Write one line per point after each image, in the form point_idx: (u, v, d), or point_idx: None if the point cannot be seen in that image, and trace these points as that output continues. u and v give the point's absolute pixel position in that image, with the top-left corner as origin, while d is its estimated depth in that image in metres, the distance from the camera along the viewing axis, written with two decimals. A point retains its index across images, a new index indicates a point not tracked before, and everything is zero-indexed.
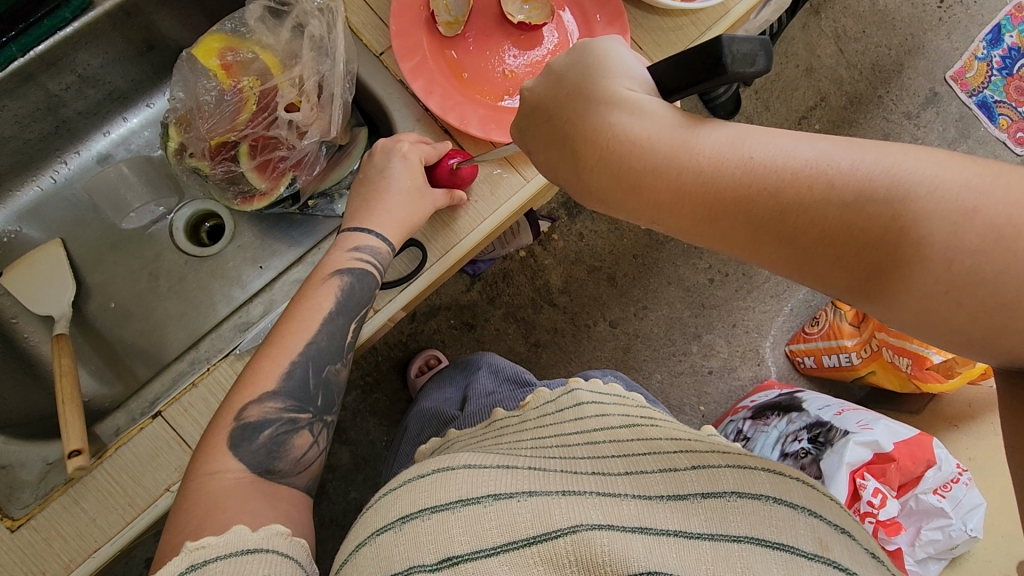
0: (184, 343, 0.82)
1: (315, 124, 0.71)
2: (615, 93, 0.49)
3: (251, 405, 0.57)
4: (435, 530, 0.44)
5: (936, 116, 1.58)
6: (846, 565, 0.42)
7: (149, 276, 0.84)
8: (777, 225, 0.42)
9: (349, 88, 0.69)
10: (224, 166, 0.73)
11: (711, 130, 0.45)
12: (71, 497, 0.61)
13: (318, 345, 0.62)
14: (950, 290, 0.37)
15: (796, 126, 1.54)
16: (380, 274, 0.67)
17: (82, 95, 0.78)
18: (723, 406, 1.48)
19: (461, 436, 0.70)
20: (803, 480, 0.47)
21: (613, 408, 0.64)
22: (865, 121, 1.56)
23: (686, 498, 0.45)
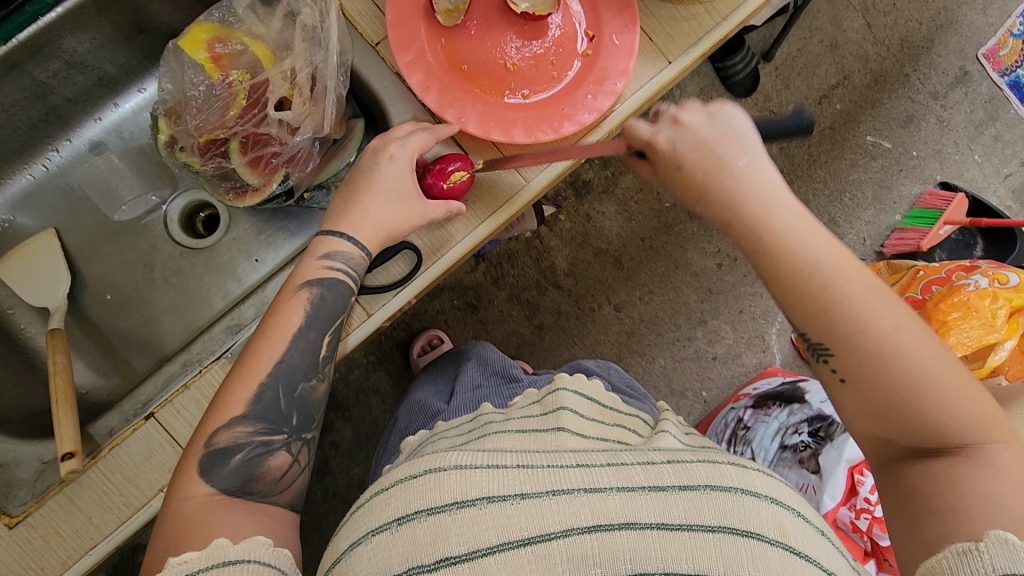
0: (180, 335, 0.81)
1: (307, 120, 0.68)
2: (749, 161, 0.55)
3: (219, 431, 0.56)
4: (431, 533, 0.41)
5: (965, 96, 1.50)
6: (801, 549, 0.43)
7: (145, 267, 0.83)
8: (835, 306, 0.50)
9: (344, 81, 0.67)
10: (215, 161, 0.70)
11: (810, 224, 0.53)
12: (66, 496, 0.62)
13: (289, 362, 0.60)
14: (906, 416, 0.47)
15: (817, 106, 1.47)
16: (356, 281, 0.65)
17: (71, 81, 0.76)
18: (725, 393, 1.46)
19: (445, 433, 0.66)
20: (766, 472, 0.48)
21: (591, 424, 0.59)
22: (889, 101, 1.49)
23: (665, 489, 0.44)
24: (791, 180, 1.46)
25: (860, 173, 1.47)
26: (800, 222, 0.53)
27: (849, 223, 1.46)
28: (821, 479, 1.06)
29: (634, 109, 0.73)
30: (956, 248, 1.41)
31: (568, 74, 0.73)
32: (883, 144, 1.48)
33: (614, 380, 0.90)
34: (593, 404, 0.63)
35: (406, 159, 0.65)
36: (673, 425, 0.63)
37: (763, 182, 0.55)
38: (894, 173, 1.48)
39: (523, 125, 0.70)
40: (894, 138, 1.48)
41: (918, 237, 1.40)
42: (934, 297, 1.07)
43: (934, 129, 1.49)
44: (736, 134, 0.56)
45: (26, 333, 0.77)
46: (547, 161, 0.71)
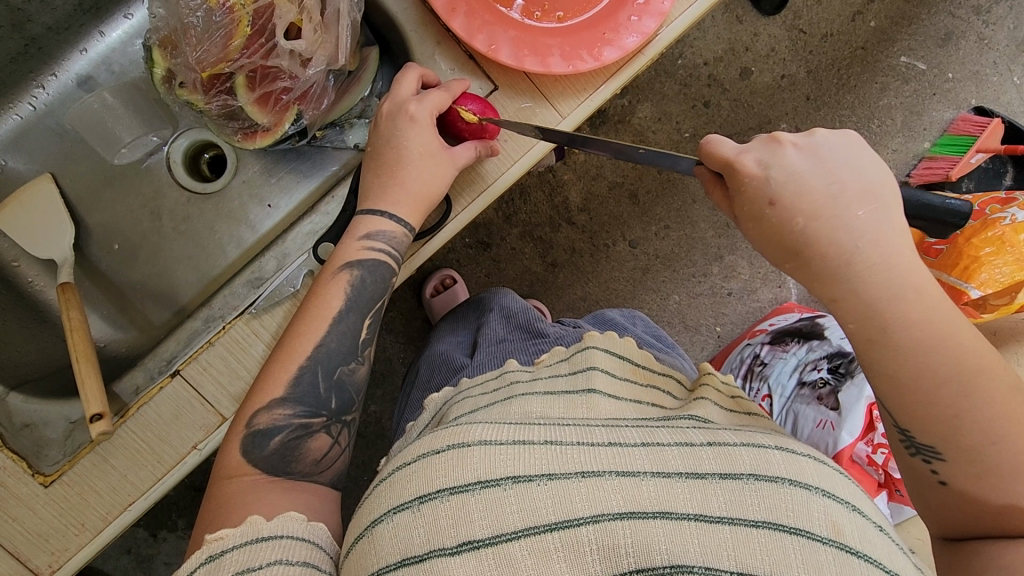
0: (195, 286, 0.77)
1: (320, 49, 0.60)
2: (833, 196, 0.49)
3: (260, 412, 0.55)
4: (454, 514, 0.40)
5: (1010, 11, 1.36)
6: (859, 549, 0.39)
7: (152, 215, 0.78)
8: (915, 377, 0.46)
9: (358, 3, 0.60)
10: (221, 99, 0.64)
11: (893, 279, 0.47)
12: (99, 454, 0.61)
13: (328, 348, 0.58)
14: (990, 495, 0.45)
15: (849, 24, 1.34)
16: (397, 260, 0.62)
17: (49, 7, 0.69)
18: (739, 327, 1.41)
19: (470, 392, 0.63)
20: (818, 458, 0.44)
21: (625, 387, 0.57)
22: (927, 16, 1.36)
23: (704, 477, 0.41)
24: (818, 106, 1.35)
25: (891, 98, 1.36)
26: (894, 269, 0.47)
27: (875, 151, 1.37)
28: (838, 415, 0.98)
29: (681, 32, 0.66)
30: (985, 177, 1.28)
31: None
32: (918, 66, 1.36)
33: (642, 333, 0.87)
34: (626, 363, 0.60)
35: (428, 120, 0.59)
36: (713, 392, 0.58)
37: (844, 227, 0.48)
38: (927, 97, 1.37)
39: (559, 53, 0.63)
40: (929, 59, 1.36)
41: (948, 165, 1.32)
42: (964, 231, 1.00)
43: (974, 48, 1.37)
44: (837, 171, 0.50)
45: (35, 286, 0.74)
46: (585, 93, 0.65)
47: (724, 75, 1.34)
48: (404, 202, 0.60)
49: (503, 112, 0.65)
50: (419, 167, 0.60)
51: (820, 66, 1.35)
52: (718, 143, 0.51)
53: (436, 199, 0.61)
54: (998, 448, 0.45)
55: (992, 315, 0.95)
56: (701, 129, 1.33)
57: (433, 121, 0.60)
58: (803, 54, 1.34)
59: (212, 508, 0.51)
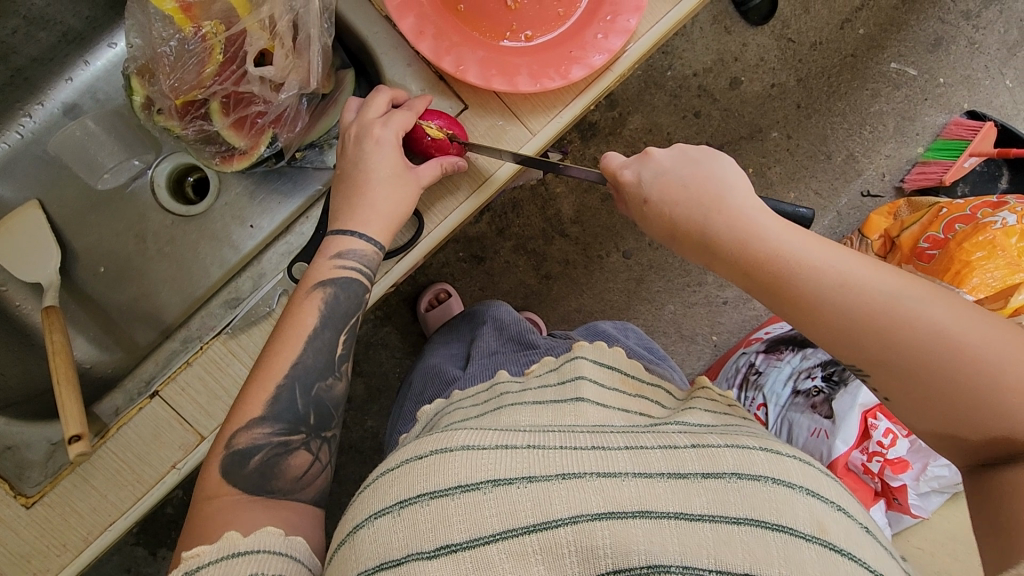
0: (180, 306, 0.78)
1: (291, 74, 0.62)
2: (694, 178, 0.56)
3: (239, 432, 0.56)
4: (432, 518, 0.40)
5: (1000, 15, 1.37)
6: (843, 547, 0.39)
7: (137, 237, 0.80)
8: (804, 317, 0.50)
9: (327, 29, 0.62)
10: (196, 125, 0.66)
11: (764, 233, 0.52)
12: (79, 475, 0.62)
13: (305, 363, 0.59)
14: (949, 394, 0.45)
15: (838, 32, 1.35)
16: (370, 278, 0.63)
17: (33, 39, 0.71)
18: (736, 336, 1.41)
19: (462, 403, 0.63)
20: (803, 459, 0.44)
21: (617, 396, 0.57)
22: (916, 23, 1.36)
23: (687, 477, 0.41)
24: (808, 114, 1.36)
25: (882, 104, 1.37)
26: (768, 228, 0.52)
27: (868, 157, 1.37)
28: (831, 424, 0.96)
29: (648, 48, 0.67)
30: (980, 180, 1.31)
31: (575, 10, 0.66)
32: (908, 71, 1.37)
33: (634, 344, 0.86)
34: (617, 372, 0.60)
35: (393, 140, 0.61)
36: (707, 402, 0.58)
37: (712, 201, 0.54)
38: (918, 102, 1.37)
39: (527, 71, 0.64)
40: (920, 64, 1.37)
41: (941, 170, 1.31)
42: (956, 237, 1.00)
43: (964, 53, 1.37)
44: (696, 159, 0.57)
45: (22, 310, 0.75)
46: (555, 110, 0.66)
47: (713, 85, 1.35)
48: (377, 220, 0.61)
49: (474, 130, 0.66)
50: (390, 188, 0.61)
51: (810, 74, 1.36)
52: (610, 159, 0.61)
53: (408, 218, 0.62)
54: (924, 349, 0.45)
55: None
56: (692, 139, 1.34)
57: (399, 141, 0.61)
58: (793, 63, 1.35)
59: (193, 529, 0.51)
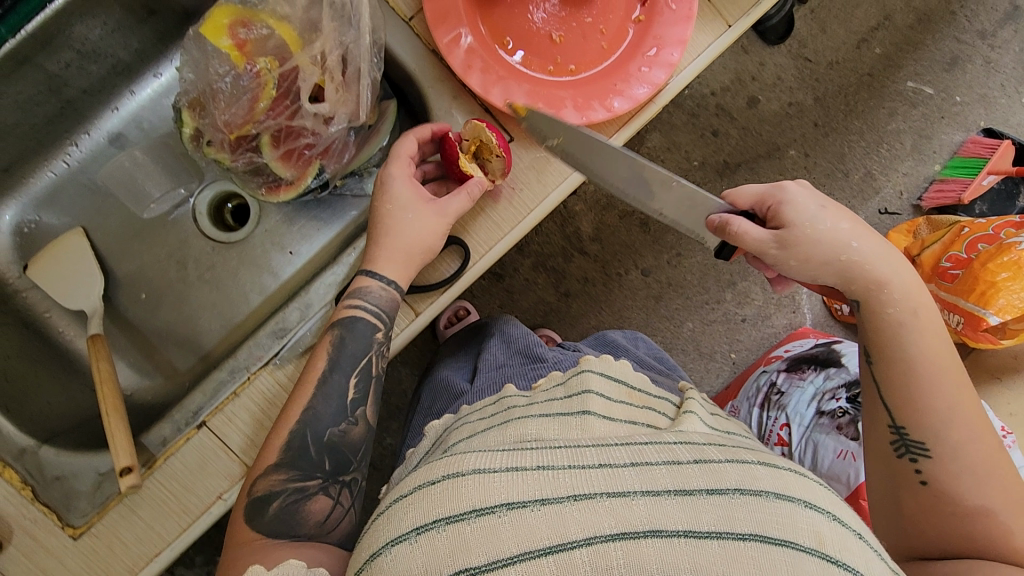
0: (219, 331, 0.79)
1: (341, 108, 0.64)
2: (865, 242, 0.59)
3: (257, 480, 0.57)
4: (450, 544, 0.39)
5: (1015, 35, 1.38)
6: (840, 558, 0.38)
7: (177, 264, 0.80)
8: (929, 381, 0.56)
9: (378, 64, 0.63)
10: (247, 155, 0.67)
11: (919, 315, 0.58)
12: (127, 505, 0.62)
13: (315, 410, 0.60)
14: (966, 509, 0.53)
15: (854, 51, 1.36)
16: (385, 320, 0.63)
17: (85, 71, 0.71)
18: (755, 354, 1.40)
19: (471, 417, 0.63)
20: (799, 474, 0.44)
21: (621, 409, 0.56)
22: (932, 42, 1.37)
23: (693, 492, 0.40)
24: (826, 132, 1.36)
25: (900, 122, 1.37)
26: (923, 313, 0.58)
27: (886, 175, 1.37)
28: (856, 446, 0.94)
29: (691, 79, 0.67)
30: (999, 199, 1.29)
31: (619, 43, 0.67)
32: (925, 90, 1.38)
33: (643, 354, 0.87)
34: (621, 386, 0.60)
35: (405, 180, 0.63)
36: (699, 404, 0.60)
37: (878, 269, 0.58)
38: (936, 121, 1.37)
39: (572, 104, 0.64)
40: (937, 83, 1.38)
41: (959, 189, 1.31)
42: (981, 257, 1.00)
43: (980, 72, 1.38)
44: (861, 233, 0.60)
45: (66, 336, 0.77)
46: (599, 141, 0.66)
47: (731, 104, 1.35)
48: (395, 265, 0.62)
49: (519, 161, 0.66)
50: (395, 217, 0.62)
51: (828, 93, 1.36)
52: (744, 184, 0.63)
53: (431, 249, 0.63)
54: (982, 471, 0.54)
55: (1011, 342, 0.95)
56: (711, 158, 1.35)
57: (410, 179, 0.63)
58: (811, 82, 1.36)
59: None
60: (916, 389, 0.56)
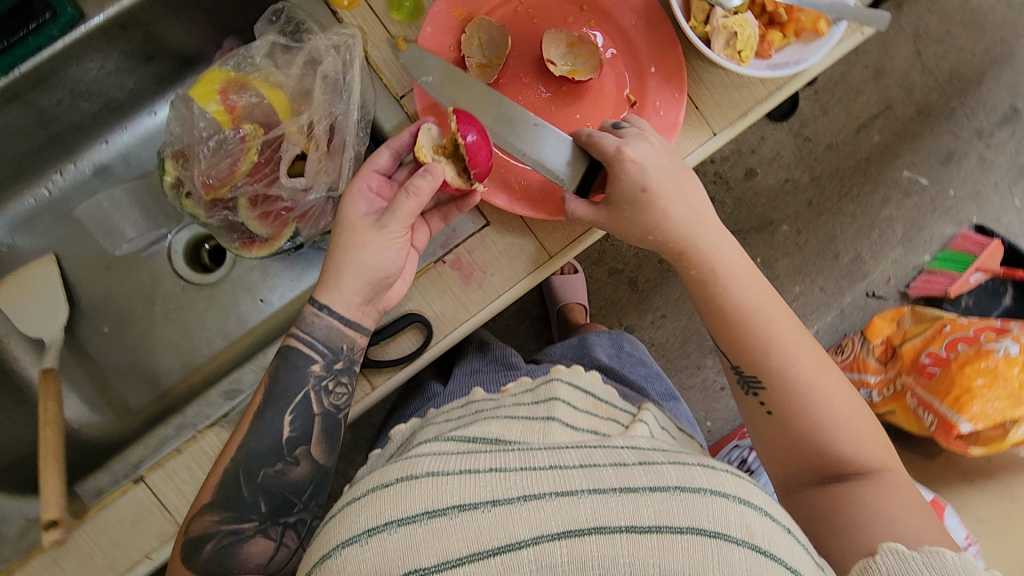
0: (181, 369, 0.79)
1: (320, 176, 0.64)
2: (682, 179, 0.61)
3: (193, 519, 0.56)
4: (400, 546, 0.38)
5: (1012, 136, 1.39)
6: (767, 549, 0.38)
7: (146, 299, 0.80)
8: (743, 329, 0.59)
9: (363, 138, 0.64)
10: (222, 214, 0.66)
11: (728, 260, 0.61)
12: (49, 557, 0.60)
13: (250, 447, 0.58)
14: (818, 438, 0.55)
15: (853, 137, 1.37)
16: (324, 355, 0.60)
17: (77, 108, 0.71)
18: (729, 424, 1.39)
19: (435, 420, 0.60)
20: (735, 471, 0.42)
21: (586, 416, 0.53)
22: (932, 136, 1.38)
23: (636, 490, 0.38)
24: (820, 212, 1.37)
25: (892, 210, 1.38)
26: (734, 261, 0.61)
27: (875, 260, 1.38)
28: None
29: None
30: (984, 295, 1.31)
31: None
32: (919, 181, 1.39)
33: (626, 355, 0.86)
34: (589, 396, 0.57)
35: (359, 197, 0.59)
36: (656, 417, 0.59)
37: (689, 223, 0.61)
38: (928, 212, 1.39)
39: (549, 199, 0.65)
40: (932, 176, 1.39)
41: (947, 281, 1.33)
42: (958, 357, 0.99)
43: (975, 169, 1.39)
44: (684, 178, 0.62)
45: None
46: (573, 236, 0.67)
47: (729, 174, 1.36)
48: (338, 296, 0.59)
49: (491, 248, 0.66)
50: (340, 237, 0.59)
51: (824, 173, 1.38)
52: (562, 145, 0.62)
53: (383, 271, 0.59)
54: (817, 394, 0.56)
55: (983, 450, 0.93)
56: None
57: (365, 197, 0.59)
58: (809, 160, 1.37)
59: None
60: (742, 343, 0.59)
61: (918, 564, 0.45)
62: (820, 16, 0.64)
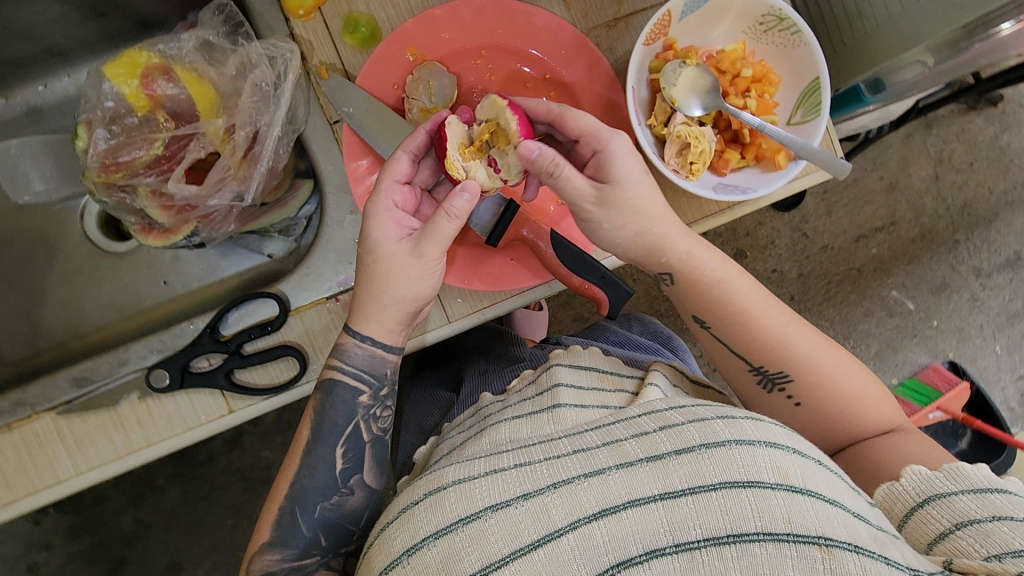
0: (61, 333, 0.76)
1: (229, 181, 0.61)
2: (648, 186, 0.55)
3: (254, 559, 0.54)
4: (442, 557, 0.39)
5: (1010, 282, 1.20)
6: (804, 486, 0.38)
7: (46, 253, 0.77)
8: (743, 316, 0.55)
9: (281, 155, 0.62)
10: (118, 196, 0.61)
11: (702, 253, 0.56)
12: None
13: (304, 485, 0.56)
14: (835, 405, 0.53)
15: (851, 244, 1.18)
16: (374, 386, 0.58)
17: (11, 46, 0.68)
18: None
19: (450, 434, 0.56)
20: (754, 417, 0.42)
21: (597, 388, 0.52)
22: (928, 262, 1.19)
23: (662, 457, 0.40)
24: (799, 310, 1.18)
25: (872, 325, 1.19)
26: (711, 255, 0.56)
27: None
28: None
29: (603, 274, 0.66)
30: (941, 434, 1.17)
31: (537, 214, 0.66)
32: (907, 304, 1.19)
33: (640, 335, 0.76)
34: (596, 371, 0.54)
35: (392, 215, 0.55)
36: (668, 367, 0.56)
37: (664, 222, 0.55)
38: (906, 337, 1.20)
39: (461, 266, 0.63)
40: (921, 301, 1.19)
41: (906, 412, 1.16)
42: None
43: (964, 306, 1.20)
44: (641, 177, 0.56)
45: None
46: (479, 307, 0.65)
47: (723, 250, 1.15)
48: (376, 323, 0.56)
49: None
50: (378, 267, 0.54)
51: (813, 273, 1.18)
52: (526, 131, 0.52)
53: (422, 296, 0.56)
54: (820, 360, 0.54)
55: None
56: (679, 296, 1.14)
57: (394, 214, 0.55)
58: (800, 257, 1.18)
59: None
60: (742, 333, 0.55)
61: (941, 481, 0.44)
62: (783, 147, 0.60)
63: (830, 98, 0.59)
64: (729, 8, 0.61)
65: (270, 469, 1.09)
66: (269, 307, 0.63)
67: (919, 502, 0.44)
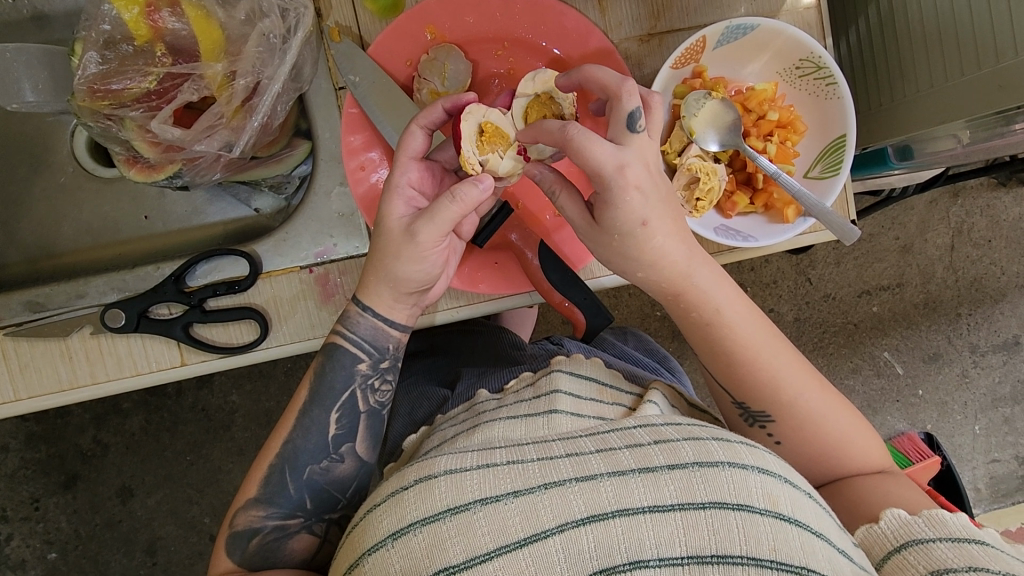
0: (33, 249, 0.74)
1: (219, 130, 0.58)
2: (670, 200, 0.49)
3: (239, 512, 0.53)
4: (428, 545, 0.37)
5: (1003, 365, 1.18)
6: (792, 515, 0.36)
7: (30, 168, 0.75)
8: (741, 356, 0.50)
9: (279, 113, 0.60)
10: (104, 124, 0.58)
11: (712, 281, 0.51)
12: None
13: (295, 445, 0.54)
14: (819, 449, 0.50)
15: (852, 299, 1.15)
16: (372, 355, 0.55)
17: None
18: None
19: (441, 426, 0.53)
20: (750, 443, 0.40)
21: (594, 396, 0.49)
22: (926, 330, 1.16)
23: (656, 470, 0.37)
24: None
25: (857, 382, 1.17)
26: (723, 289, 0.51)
27: None
28: None
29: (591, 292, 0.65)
30: None
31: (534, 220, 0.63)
32: (896, 367, 1.17)
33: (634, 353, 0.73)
34: (596, 381, 0.51)
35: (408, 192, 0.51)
36: (667, 388, 0.53)
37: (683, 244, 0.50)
38: (888, 401, 1.18)
39: None
40: (911, 367, 1.17)
41: None
42: None
43: (951, 381, 1.18)
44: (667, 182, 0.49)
45: None
46: (458, 303, 0.63)
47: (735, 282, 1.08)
48: (382, 296, 0.53)
49: None
50: (381, 244, 0.51)
51: (809, 321, 1.16)
52: (592, 145, 0.45)
53: (420, 279, 0.52)
54: (810, 404, 0.50)
55: None
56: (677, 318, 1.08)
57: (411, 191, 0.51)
58: (800, 301, 1.15)
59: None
60: (741, 372, 0.50)
61: (919, 527, 0.42)
62: (794, 201, 0.57)
63: (851, 159, 0.56)
64: (767, 46, 0.57)
65: (228, 415, 1.08)
66: (240, 266, 0.61)
67: (897, 547, 0.42)
